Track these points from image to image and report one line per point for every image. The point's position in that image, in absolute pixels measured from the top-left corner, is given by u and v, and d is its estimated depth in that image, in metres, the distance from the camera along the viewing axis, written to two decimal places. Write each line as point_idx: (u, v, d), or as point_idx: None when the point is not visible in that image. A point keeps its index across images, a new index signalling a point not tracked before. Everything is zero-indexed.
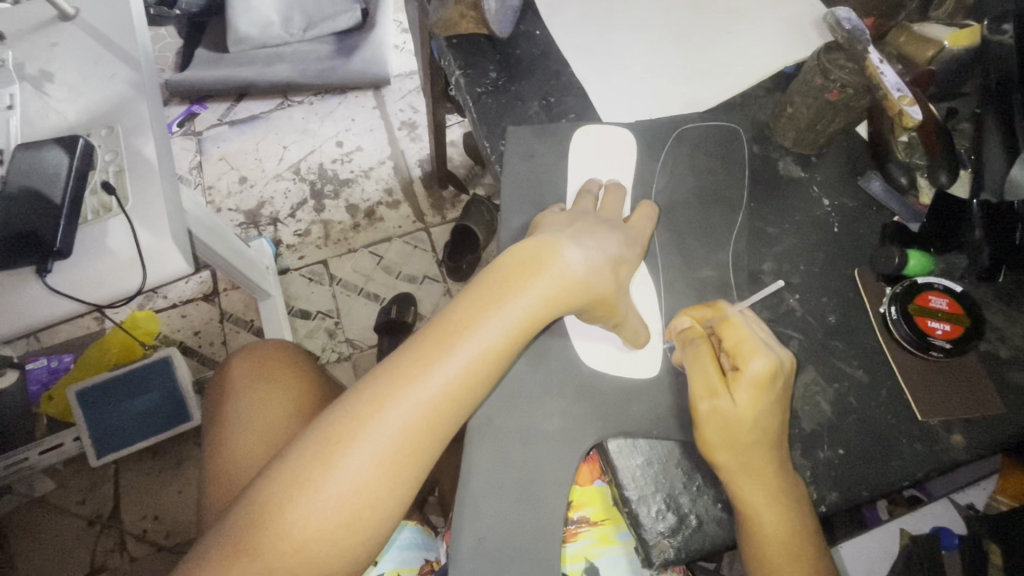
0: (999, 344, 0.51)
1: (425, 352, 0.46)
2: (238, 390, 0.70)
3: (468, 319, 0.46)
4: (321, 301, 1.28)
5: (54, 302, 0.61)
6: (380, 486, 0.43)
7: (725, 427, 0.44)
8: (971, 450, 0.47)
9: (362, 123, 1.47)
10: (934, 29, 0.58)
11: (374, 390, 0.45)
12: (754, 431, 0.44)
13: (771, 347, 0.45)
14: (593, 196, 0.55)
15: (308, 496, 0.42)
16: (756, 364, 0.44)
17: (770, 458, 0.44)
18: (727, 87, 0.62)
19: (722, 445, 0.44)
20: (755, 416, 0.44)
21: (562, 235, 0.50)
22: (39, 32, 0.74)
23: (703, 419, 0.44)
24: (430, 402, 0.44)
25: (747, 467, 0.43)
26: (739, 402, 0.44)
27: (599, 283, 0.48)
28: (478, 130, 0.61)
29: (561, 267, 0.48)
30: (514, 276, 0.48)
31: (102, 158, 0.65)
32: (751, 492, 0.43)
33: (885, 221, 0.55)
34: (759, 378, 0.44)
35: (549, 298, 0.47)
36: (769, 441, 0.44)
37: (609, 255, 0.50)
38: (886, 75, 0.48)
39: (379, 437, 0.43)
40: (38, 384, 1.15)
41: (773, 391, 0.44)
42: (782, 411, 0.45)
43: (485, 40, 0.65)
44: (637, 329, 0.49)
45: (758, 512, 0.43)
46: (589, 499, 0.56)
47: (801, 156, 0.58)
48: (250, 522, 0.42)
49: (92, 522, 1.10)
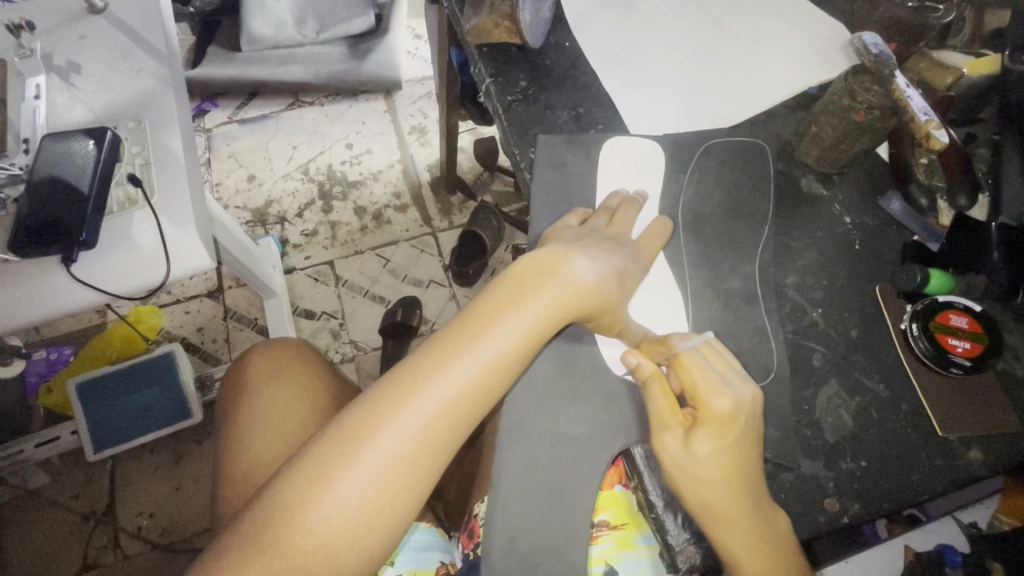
0: (1015, 363, 0.52)
1: (445, 351, 0.46)
2: (252, 386, 0.70)
3: (486, 322, 0.47)
4: (326, 302, 1.28)
5: (79, 292, 0.60)
6: (400, 486, 0.43)
7: (681, 465, 0.44)
8: (987, 466, 0.48)
9: (372, 126, 1.48)
10: (951, 57, 0.60)
11: (392, 390, 0.45)
12: (714, 474, 0.43)
13: (730, 384, 0.46)
14: (607, 212, 0.55)
15: (329, 494, 0.42)
16: (718, 404, 0.44)
17: (740, 503, 0.43)
18: (751, 106, 0.63)
19: (685, 487, 0.44)
20: (716, 458, 0.43)
21: (571, 246, 0.51)
22: (68, 24, 0.75)
23: (662, 458, 0.45)
24: (449, 402, 0.45)
25: (719, 512, 0.43)
26: (698, 444, 0.44)
27: (606, 291, 0.50)
28: (508, 139, 0.62)
29: (571, 275, 0.49)
30: (528, 283, 0.49)
31: (129, 151, 0.65)
32: (720, 499, 0.43)
33: (903, 240, 0.57)
34: (723, 418, 0.44)
35: (562, 303, 0.48)
36: (738, 482, 0.43)
37: (613, 267, 0.51)
38: (914, 98, 0.49)
39: (400, 436, 0.44)
40: (37, 375, 1.13)
41: (736, 431, 0.44)
42: (751, 453, 0.45)
43: (516, 50, 0.66)
44: (639, 333, 0.51)
45: (736, 554, 0.43)
46: (611, 502, 0.55)
47: (823, 174, 0.60)
48: (269, 520, 0.42)
49: (85, 518, 1.09)
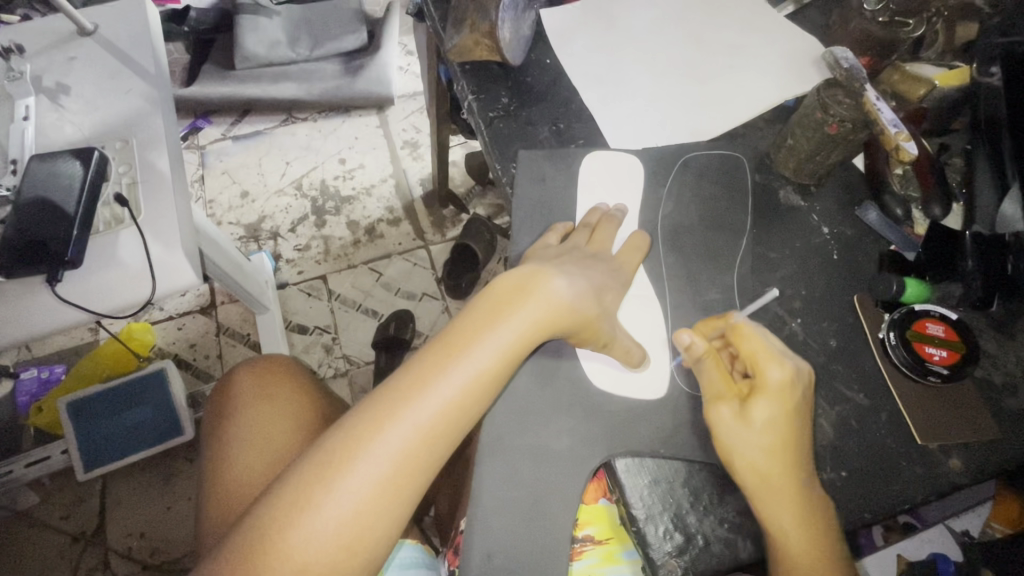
0: (993, 370, 0.52)
1: (424, 372, 0.46)
2: (239, 406, 0.69)
3: (464, 342, 0.47)
4: (319, 316, 1.29)
5: (66, 311, 0.61)
6: (380, 508, 0.43)
7: (737, 434, 0.45)
8: (967, 474, 0.49)
9: (364, 141, 1.50)
10: (924, 69, 0.61)
11: (372, 411, 0.45)
12: (768, 442, 0.45)
13: (788, 356, 0.47)
14: (588, 228, 0.57)
15: (307, 519, 0.42)
16: (773, 374, 0.46)
17: (789, 471, 0.44)
18: (730, 119, 0.64)
19: (739, 458, 0.45)
20: (769, 426, 0.45)
21: (549, 264, 0.52)
22: (57, 47, 0.76)
23: (715, 427, 0.46)
24: (428, 423, 0.45)
25: (769, 482, 0.44)
26: (753, 413, 0.45)
27: (584, 307, 0.50)
28: (490, 154, 0.63)
29: (548, 293, 0.50)
30: (505, 302, 0.49)
31: (115, 171, 0.66)
32: (769, 467, 0.44)
33: (880, 250, 0.57)
34: (778, 388, 0.46)
35: (539, 321, 0.49)
36: (790, 451, 0.45)
37: (592, 284, 0.52)
38: (884, 111, 0.50)
39: (379, 458, 0.44)
40: (27, 395, 1.13)
41: (792, 399, 0.46)
42: (804, 423, 0.46)
43: (497, 67, 0.67)
44: (629, 348, 0.50)
45: (782, 526, 0.44)
46: (595, 518, 0.54)
47: (801, 185, 0.60)
48: (247, 547, 0.41)
49: (75, 539, 1.08)
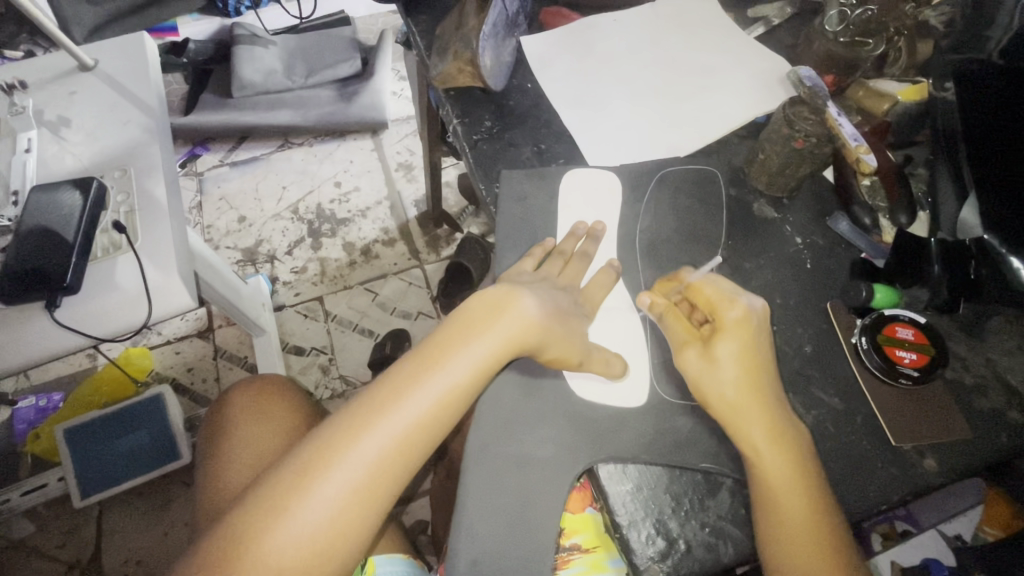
0: (964, 372, 0.54)
1: (400, 384, 0.49)
2: (231, 424, 0.71)
3: (439, 357, 0.50)
4: (316, 338, 1.30)
5: (63, 336, 0.62)
6: (356, 515, 0.45)
7: (706, 374, 0.49)
8: (943, 474, 0.50)
9: (359, 164, 1.53)
10: (887, 85, 0.64)
11: (348, 423, 0.47)
12: (735, 374, 0.49)
13: (741, 296, 0.52)
14: (563, 256, 0.58)
15: (282, 524, 0.43)
16: (731, 311, 0.51)
17: (757, 398, 0.48)
18: (705, 136, 0.67)
19: (711, 395, 0.49)
20: (734, 359, 0.49)
21: (521, 285, 0.55)
22: (59, 81, 0.79)
23: (688, 372, 0.50)
24: (403, 433, 0.47)
25: (742, 411, 0.48)
26: (718, 351, 0.50)
27: (556, 324, 0.52)
28: (474, 175, 0.65)
29: (518, 311, 0.52)
30: (478, 321, 0.52)
31: (115, 200, 0.68)
32: (737, 391, 0.48)
33: (852, 258, 0.59)
34: (736, 325, 0.51)
35: (512, 338, 0.51)
36: (755, 381, 0.49)
37: (560, 305, 0.55)
38: (844, 126, 0.56)
39: (355, 466, 0.45)
40: (26, 423, 1.14)
41: (750, 333, 0.50)
42: (764, 353, 0.51)
43: (480, 92, 0.69)
44: (606, 360, 0.52)
45: (756, 450, 0.47)
46: (581, 525, 0.55)
47: (774, 198, 0.63)
48: (223, 552, 0.42)
49: (72, 568, 1.07)
